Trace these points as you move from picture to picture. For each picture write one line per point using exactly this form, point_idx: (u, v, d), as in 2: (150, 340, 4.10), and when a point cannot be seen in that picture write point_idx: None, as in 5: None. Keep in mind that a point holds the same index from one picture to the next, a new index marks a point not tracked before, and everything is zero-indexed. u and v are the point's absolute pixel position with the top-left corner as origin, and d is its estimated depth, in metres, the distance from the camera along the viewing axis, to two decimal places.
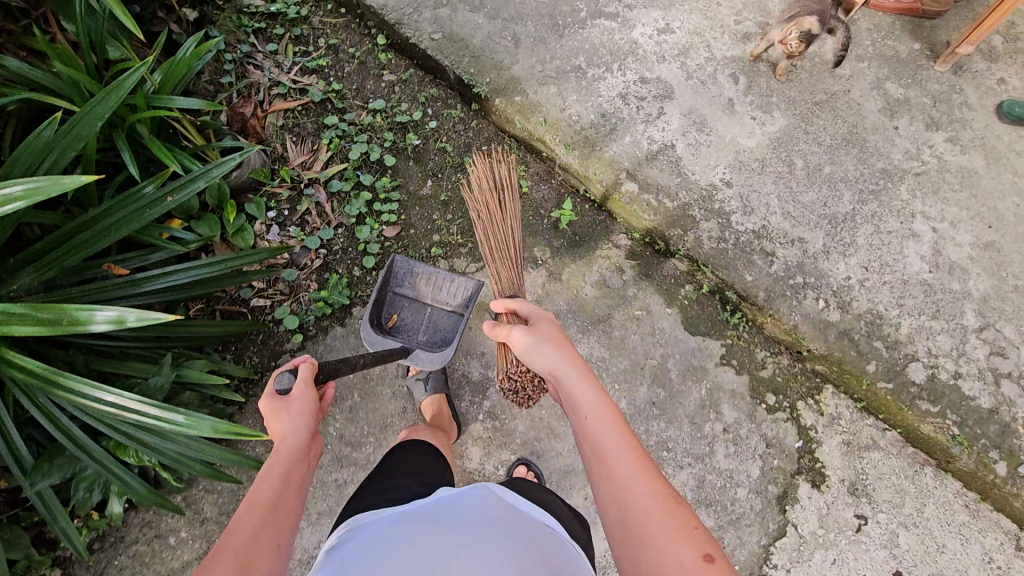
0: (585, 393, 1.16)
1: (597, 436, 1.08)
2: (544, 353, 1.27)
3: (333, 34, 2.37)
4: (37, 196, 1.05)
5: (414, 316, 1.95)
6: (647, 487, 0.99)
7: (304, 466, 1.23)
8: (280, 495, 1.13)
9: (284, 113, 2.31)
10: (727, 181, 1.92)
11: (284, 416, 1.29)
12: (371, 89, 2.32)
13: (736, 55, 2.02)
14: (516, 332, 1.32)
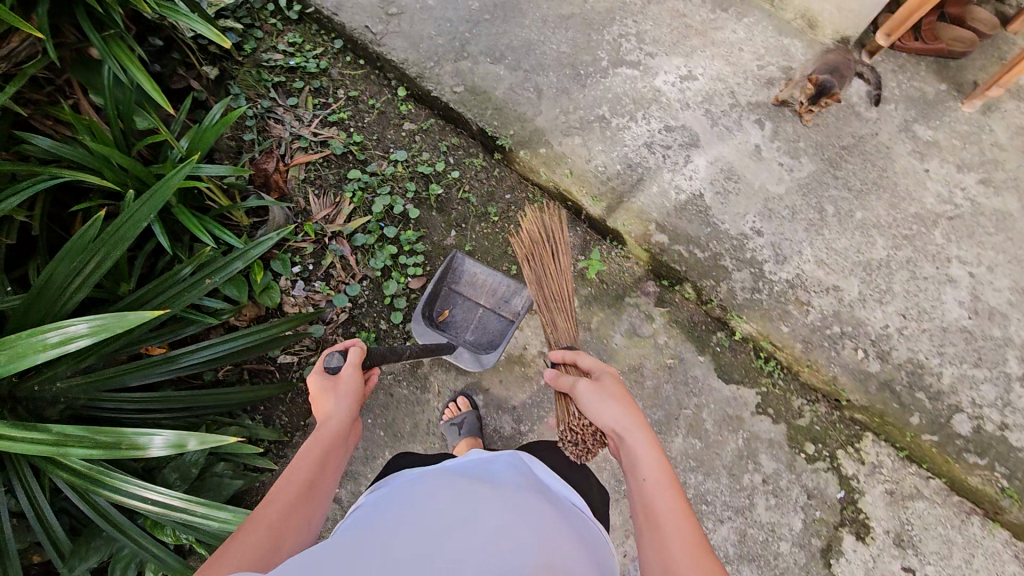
0: (646, 454, 1.12)
1: (653, 500, 1.04)
2: (609, 411, 1.23)
3: (353, 85, 2.36)
4: (102, 333, 1.14)
5: (466, 314, 2.13)
6: (692, 558, 0.93)
7: (344, 447, 1.25)
8: (319, 474, 1.15)
9: (305, 166, 2.29)
10: (758, 230, 1.90)
11: (330, 396, 1.29)
12: (391, 139, 2.31)
13: (760, 100, 2.02)
14: (581, 387, 1.29)
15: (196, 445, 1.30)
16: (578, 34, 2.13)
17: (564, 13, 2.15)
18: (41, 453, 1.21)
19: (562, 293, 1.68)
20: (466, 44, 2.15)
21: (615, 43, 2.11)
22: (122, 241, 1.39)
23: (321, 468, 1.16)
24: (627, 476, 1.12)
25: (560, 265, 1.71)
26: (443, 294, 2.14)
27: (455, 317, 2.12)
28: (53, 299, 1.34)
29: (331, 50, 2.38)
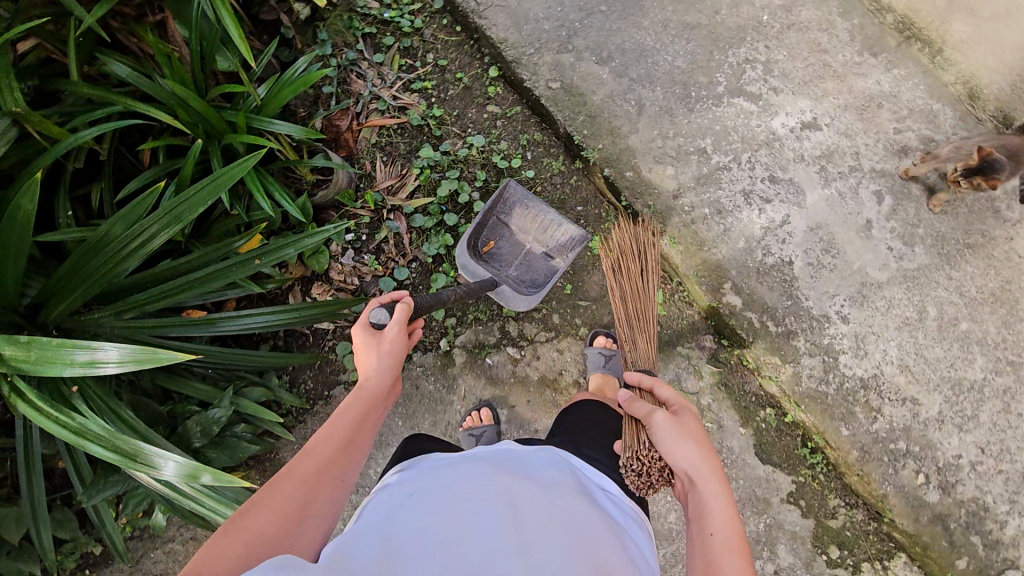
0: (718, 508, 1.00)
1: (717, 558, 0.93)
2: (683, 450, 1.13)
3: (443, 52, 2.20)
4: (135, 364, 1.04)
5: (512, 247, 1.91)
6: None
7: (384, 409, 1.10)
8: (357, 434, 1.01)
9: (378, 130, 2.18)
10: (844, 315, 1.72)
11: (373, 354, 1.13)
12: (471, 119, 2.16)
13: (886, 170, 1.78)
14: (659, 418, 1.20)
15: (208, 482, 1.14)
16: (699, 48, 1.89)
17: (689, 21, 1.91)
18: (64, 438, 1.16)
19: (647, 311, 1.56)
20: (572, 35, 1.94)
21: (738, 68, 1.87)
22: (176, 221, 1.32)
23: (349, 441, 0.99)
24: (693, 527, 1.01)
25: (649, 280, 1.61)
26: (492, 224, 1.91)
27: (500, 251, 1.91)
28: (103, 269, 1.31)
29: (428, 8, 2.21)
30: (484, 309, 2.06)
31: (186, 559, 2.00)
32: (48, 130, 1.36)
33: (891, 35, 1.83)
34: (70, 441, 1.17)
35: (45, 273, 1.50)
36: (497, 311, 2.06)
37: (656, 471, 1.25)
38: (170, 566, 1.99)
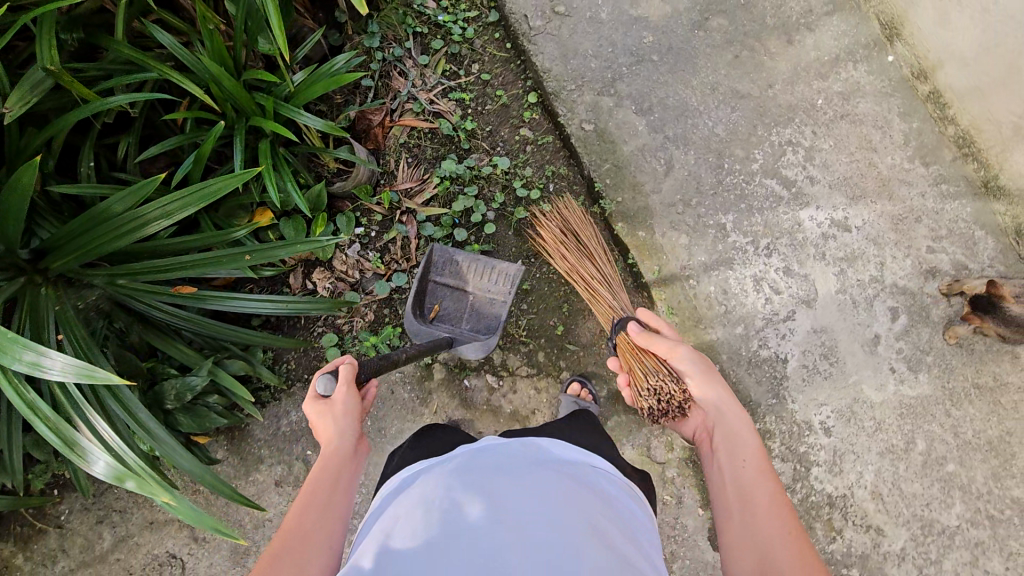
0: (751, 443, 1.19)
1: (751, 486, 1.11)
2: (706, 386, 1.34)
3: (489, 65, 2.16)
4: (76, 375, 1.13)
5: (456, 304, 1.92)
6: (792, 540, 1.01)
7: (355, 467, 1.15)
8: (333, 497, 1.05)
9: (409, 130, 2.16)
10: (827, 427, 1.66)
11: (330, 420, 1.18)
12: (503, 138, 2.13)
13: (908, 288, 1.71)
14: (684, 350, 1.39)
15: (131, 488, 1.20)
16: (743, 120, 1.83)
17: (740, 89, 1.85)
18: (16, 410, 1.22)
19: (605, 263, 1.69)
20: (617, 79, 1.89)
21: (779, 149, 1.80)
22: (165, 217, 1.33)
23: (327, 504, 1.03)
24: (723, 461, 1.20)
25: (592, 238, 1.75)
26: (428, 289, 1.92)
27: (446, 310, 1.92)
28: (96, 243, 1.33)
29: (483, 18, 2.16)
30: None
31: (142, 504, 2.07)
32: (76, 90, 1.34)
33: (948, 147, 1.74)
34: (21, 414, 1.23)
35: (58, 215, 1.52)
36: None
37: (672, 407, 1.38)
38: (127, 507, 2.06)
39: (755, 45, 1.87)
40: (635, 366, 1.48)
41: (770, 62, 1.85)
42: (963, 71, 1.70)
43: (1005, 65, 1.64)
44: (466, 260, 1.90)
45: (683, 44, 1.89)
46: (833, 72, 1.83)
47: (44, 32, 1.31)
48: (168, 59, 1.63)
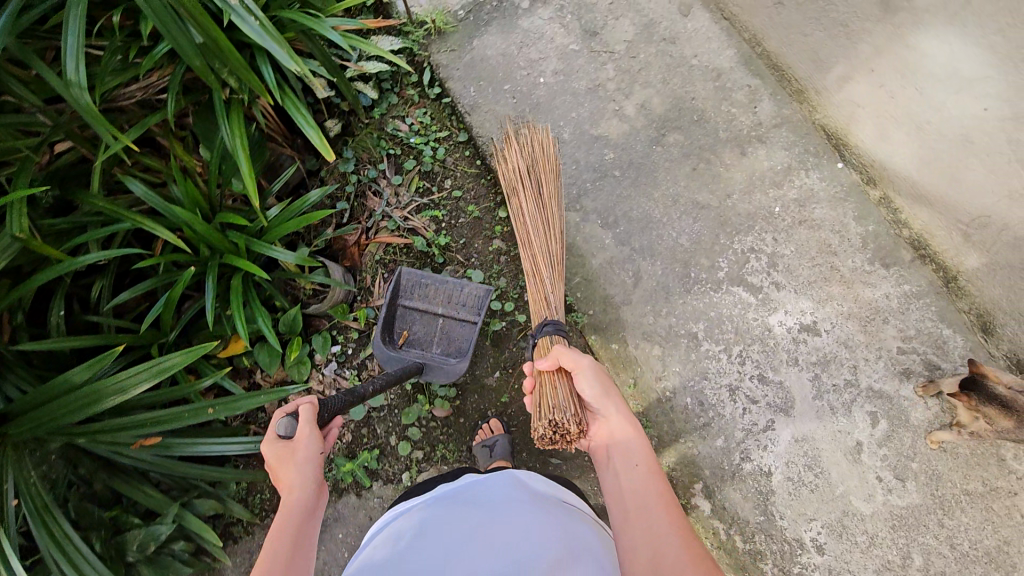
0: (635, 441, 1.30)
1: (634, 487, 1.22)
2: (605, 404, 1.38)
3: (461, 180, 2.21)
4: None
5: (425, 329, 1.84)
6: (681, 537, 1.10)
7: (314, 522, 1.15)
8: (293, 558, 1.04)
9: (385, 246, 2.19)
10: (818, 544, 1.62)
11: (291, 466, 1.18)
12: (477, 250, 2.17)
13: (885, 391, 1.70)
14: (587, 364, 1.39)
15: None
16: (706, 230, 1.88)
17: (700, 199, 1.91)
18: None
19: (552, 241, 1.63)
20: (582, 195, 1.96)
21: (742, 257, 1.84)
22: (121, 391, 1.40)
23: (290, 559, 1.04)
24: (620, 472, 1.28)
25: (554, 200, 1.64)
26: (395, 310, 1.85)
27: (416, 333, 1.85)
28: (50, 414, 1.37)
29: (453, 138, 2.21)
30: (455, 446, 2.02)
31: None
32: (47, 252, 1.41)
33: (905, 248, 1.78)
34: None
35: (25, 366, 1.50)
36: (466, 450, 2.02)
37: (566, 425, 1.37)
38: None
39: (711, 157, 1.95)
40: (541, 386, 1.47)
41: (726, 172, 1.93)
42: (907, 179, 1.80)
43: (945, 179, 1.78)
44: (431, 280, 1.84)
45: (643, 159, 1.97)
46: (788, 179, 1.89)
47: (18, 202, 1.38)
48: (145, 204, 1.69)
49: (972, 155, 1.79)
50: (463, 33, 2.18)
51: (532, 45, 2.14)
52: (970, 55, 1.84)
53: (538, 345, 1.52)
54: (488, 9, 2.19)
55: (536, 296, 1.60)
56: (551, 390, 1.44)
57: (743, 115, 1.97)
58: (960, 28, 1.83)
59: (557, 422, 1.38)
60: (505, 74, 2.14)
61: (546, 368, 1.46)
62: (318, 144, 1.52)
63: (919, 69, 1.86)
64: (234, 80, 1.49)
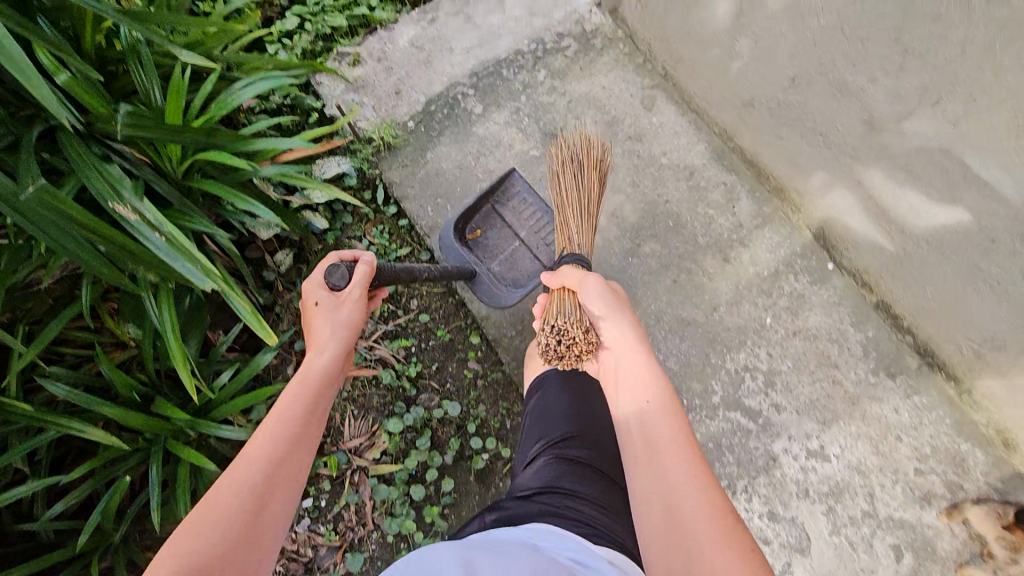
0: (646, 376, 1.12)
1: (651, 426, 1.03)
2: (611, 322, 1.27)
3: (428, 300, 2.09)
4: None
5: (499, 241, 1.88)
6: (700, 490, 0.90)
7: (335, 388, 1.15)
8: (309, 419, 1.04)
9: (352, 379, 2.02)
10: None
11: (327, 319, 1.21)
12: (451, 374, 2.03)
13: (907, 520, 1.56)
14: (592, 283, 1.31)
15: None
16: (694, 349, 1.74)
17: (685, 315, 1.77)
18: None
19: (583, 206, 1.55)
20: None
21: (736, 377, 1.71)
22: None
23: (306, 421, 1.04)
24: (628, 409, 1.11)
25: (592, 178, 1.57)
26: (482, 211, 1.88)
27: (487, 239, 1.88)
28: None
29: (416, 256, 2.01)
30: None
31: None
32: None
33: (910, 355, 1.65)
34: None
35: None
36: None
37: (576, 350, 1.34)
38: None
39: (692, 267, 1.81)
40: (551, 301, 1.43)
41: (709, 282, 1.79)
42: (904, 292, 1.59)
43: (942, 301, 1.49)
44: (532, 207, 1.87)
45: (620, 274, 1.83)
46: (776, 286, 1.76)
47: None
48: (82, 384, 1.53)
49: (970, 289, 1.39)
50: (416, 147, 2.04)
51: (489, 154, 2.01)
52: (988, 175, 1.22)
53: (556, 268, 1.48)
54: (439, 117, 2.06)
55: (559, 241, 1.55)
56: (559, 305, 1.40)
57: (720, 216, 1.84)
58: (954, 163, 1.26)
59: (561, 330, 1.34)
60: (463, 189, 1.99)
61: (555, 287, 1.41)
62: (254, 322, 1.36)
63: (896, 199, 1.44)
64: (154, 273, 1.31)
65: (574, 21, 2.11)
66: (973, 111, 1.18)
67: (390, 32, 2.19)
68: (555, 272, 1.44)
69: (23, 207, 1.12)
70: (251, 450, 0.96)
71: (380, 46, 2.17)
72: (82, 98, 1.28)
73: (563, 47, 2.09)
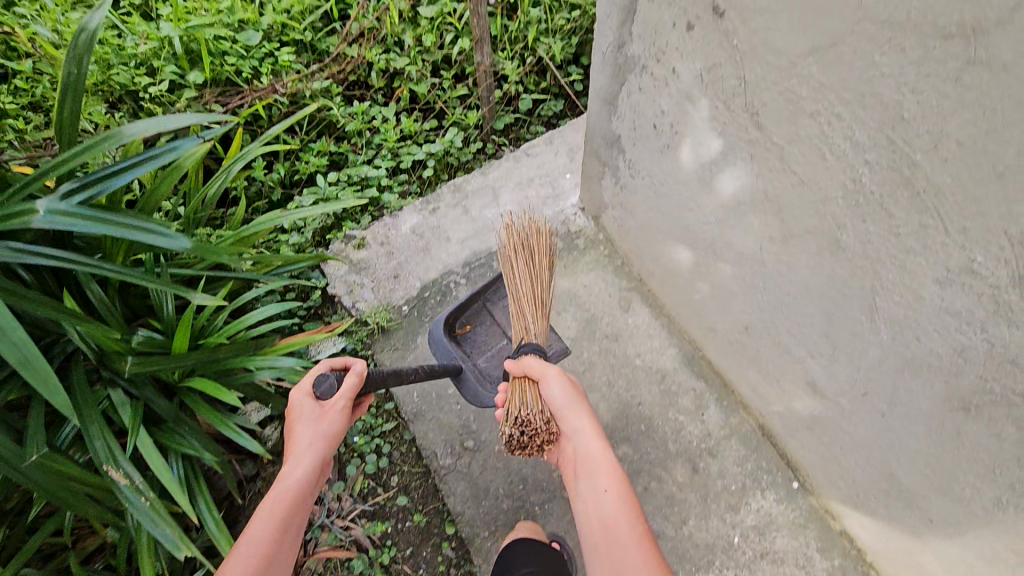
0: (606, 478, 1.44)
1: (612, 517, 1.37)
2: (573, 416, 1.53)
3: (408, 478, 2.05)
4: None
5: (487, 337, 1.98)
6: (648, 564, 1.26)
7: (317, 480, 1.42)
8: (291, 514, 1.33)
9: (324, 561, 1.94)
10: None
11: (312, 426, 1.42)
12: (425, 561, 1.92)
13: None
14: (557, 379, 1.55)
15: None
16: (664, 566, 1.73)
17: (655, 527, 1.78)
18: None
19: (538, 293, 1.73)
20: (534, 521, 1.89)
21: None
22: None
23: (288, 518, 1.33)
24: (592, 496, 1.43)
25: (544, 267, 1.77)
26: (472, 308, 2.02)
27: (476, 335, 1.99)
28: None
29: (399, 433, 2.10)
30: None
31: None
32: None
33: None
34: None
35: None
36: None
37: (540, 434, 1.56)
38: None
39: (663, 475, 1.85)
40: (513, 388, 1.63)
41: (679, 492, 1.82)
42: (870, 535, 1.59)
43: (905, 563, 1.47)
44: None
45: None
46: (744, 502, 1.79)
47: None
48: None
49: (924, 554, 1.39)
50: (407, 330, 2.18)
51: None
52: (910, 476, 1.28)
53: (517, 356, 1.67)
54: (431, 303, 2.22)
55: (518, 327, 1.75)
56: (520, 396, 1.61)
57: (690, 423, 1.91)
58: (889, 452, 1.31)
59: (525, 422, 1.55)
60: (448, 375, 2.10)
61: (517, 376, 1.61)
62: (224, 540, 1.45)
63: (843, 458, 1.49)
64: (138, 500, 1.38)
65: (560, 222, 2.34)
66: (897, 414, 1.21)
67: (395, 218, 2.42)
68: (518, 360, 1.63)
69: (24, 470, 1.21)
70: (237, 553, 1.24)
71: (384, 231, 2.39)
72: (106, 345, 1.40)
73: None
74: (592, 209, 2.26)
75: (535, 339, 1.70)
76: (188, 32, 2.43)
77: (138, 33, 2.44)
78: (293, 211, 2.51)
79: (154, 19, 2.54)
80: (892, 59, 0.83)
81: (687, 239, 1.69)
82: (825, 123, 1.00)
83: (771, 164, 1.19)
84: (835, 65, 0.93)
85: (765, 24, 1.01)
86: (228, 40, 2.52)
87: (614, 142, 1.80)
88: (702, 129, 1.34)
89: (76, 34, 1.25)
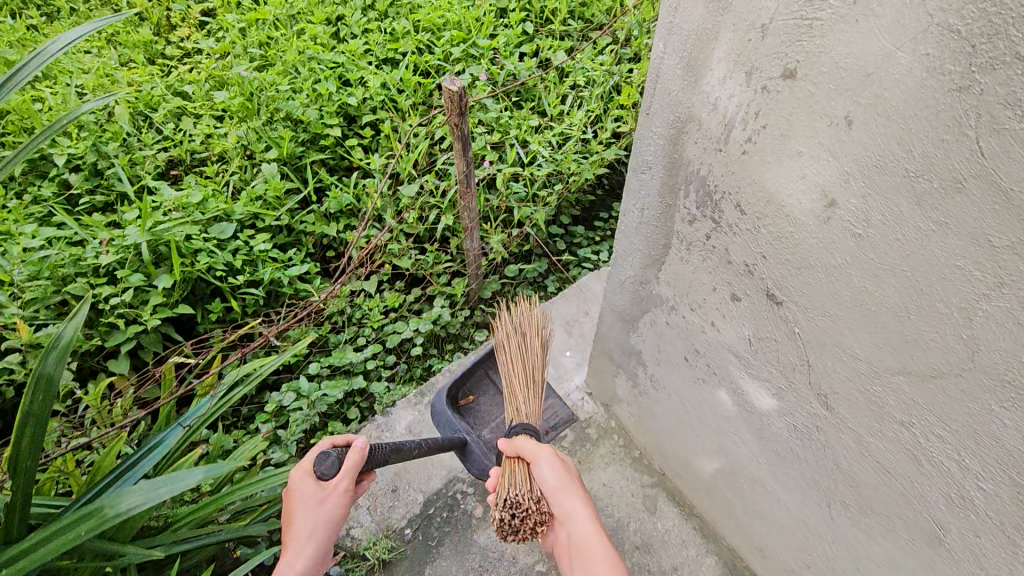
0: (602, 558, 1.30)
1: None
2: (566, 497, 1.43)
3: None
4: None
5: (489, 407, 2.19)
6: None
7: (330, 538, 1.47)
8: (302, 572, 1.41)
9: None
10: None
11: (319, 505, 1.42)
12: None
13: None
14: (549, 460, 1.47)
15: None
16: None
17: None
18: None
19: (532, 372, 1.71)
20: None
21: None
22: None
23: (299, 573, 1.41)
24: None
25: (534, 340, 1.75)
26: (474, 377, 2.22)
27: (478, 405, 2.19)
28: None
29: None
30: None
31: None
32: None
33: None
34: None
35: None
36: None
37: (532, 521, 1.45)
38: None
39: None
40: (507, 470, 1.53)
41: None
42: None
43: None
44: None
45: None
46: None
47: None
48: None
49: None
50: (413, 560, 1.92)
51: (493, 569, 1.89)
52: None
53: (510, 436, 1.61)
54: (438, 521, 1.99)
55: (511, 408, 1.69)
56: (510, 476, 1.52)
57: None
58: None
59: (516, 503, 1.45)
60: None
61: (510, 457, 1.54)
62: None
63: None
64: None
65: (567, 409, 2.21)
66: None
67: (387, 417, 2.24)
68: (511, 440, 1.57)
69: None
70: None
71: (377, 433, 2.20)
72: None
73: (558, 436, 2.14)
74: (601, 397, 2.15)
75: (528, 418, 1.66)
76: (156, 235, 2.24)
77: (99, 239, 2.25)
78: (272, 412, 2.29)
79: (118, 219, 2.38)
80: (1019, 418, 0.75)
81: (725, 461, 1.57)
82: (921, 436, 0.92)
83: (844, 444, 1.09)
84: (933, 394, 0.85)
85: (835, 329, 0.95)
86: (200, 237, 2.36)
87: (632, 353, 1.71)
88: (751, 384, 1.25)
89: (43, 353, 1.21)
